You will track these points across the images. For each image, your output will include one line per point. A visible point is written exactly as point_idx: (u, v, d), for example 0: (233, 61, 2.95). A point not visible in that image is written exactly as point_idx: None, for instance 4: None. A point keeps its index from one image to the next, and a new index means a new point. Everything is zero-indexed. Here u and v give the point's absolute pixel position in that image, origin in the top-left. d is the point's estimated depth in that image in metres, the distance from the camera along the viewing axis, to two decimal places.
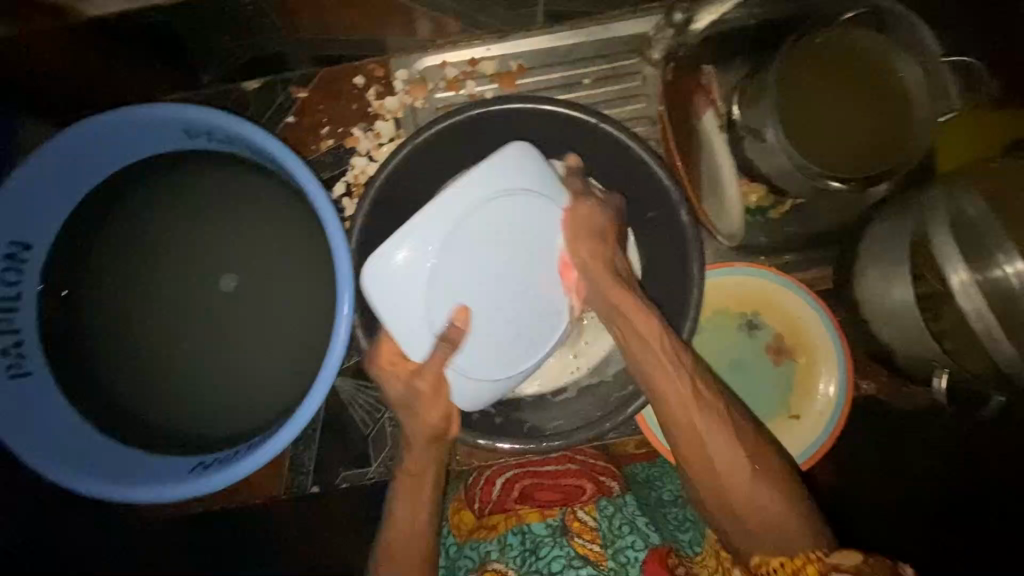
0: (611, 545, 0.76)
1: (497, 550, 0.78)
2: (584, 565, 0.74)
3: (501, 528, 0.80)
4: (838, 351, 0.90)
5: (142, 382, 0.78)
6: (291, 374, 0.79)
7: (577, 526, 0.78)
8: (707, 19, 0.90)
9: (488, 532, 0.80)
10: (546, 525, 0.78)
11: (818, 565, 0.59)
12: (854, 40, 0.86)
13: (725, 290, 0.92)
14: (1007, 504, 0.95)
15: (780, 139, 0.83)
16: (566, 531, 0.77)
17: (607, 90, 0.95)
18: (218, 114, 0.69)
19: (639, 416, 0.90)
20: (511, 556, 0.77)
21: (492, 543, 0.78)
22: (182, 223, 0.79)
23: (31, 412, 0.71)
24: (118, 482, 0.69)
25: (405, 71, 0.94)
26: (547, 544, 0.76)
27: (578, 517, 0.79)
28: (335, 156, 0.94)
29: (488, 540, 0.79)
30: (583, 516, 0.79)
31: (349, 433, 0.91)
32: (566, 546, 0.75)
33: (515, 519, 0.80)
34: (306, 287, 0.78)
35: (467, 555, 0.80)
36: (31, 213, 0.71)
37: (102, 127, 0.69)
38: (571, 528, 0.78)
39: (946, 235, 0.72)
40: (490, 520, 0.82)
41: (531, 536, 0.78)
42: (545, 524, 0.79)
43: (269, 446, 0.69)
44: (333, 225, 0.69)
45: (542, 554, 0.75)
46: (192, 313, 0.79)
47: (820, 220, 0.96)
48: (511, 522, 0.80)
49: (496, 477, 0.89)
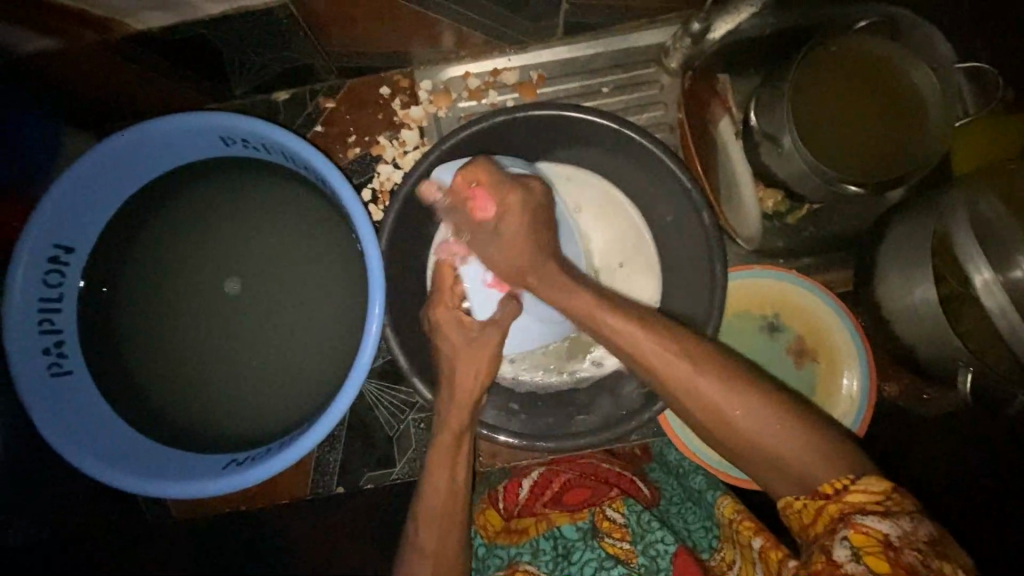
0: (641, 541, 0.75)
1: (529, 553, 0.78)
2: (615, 565, 0.74)
3: (532, 532, 0.80)
4: (860, 351, 0.91)
5: (175, 382, 0.80)
6: (319, 374, 0.80)
7: (606, 525, 0.78)
8: (723, 28, 0.88)
9: (519, 536, 0.80)
10: (577, 529, 0.78)
11: (840, 504, 0.54)
12: (867, 50, 0.88)
13: (748, 292, 0.93)
14: None
15: (797, 145, 0.84)
16: (597, 533, 0.78)
17: (625, 98, 0.98)
18: (255, 123, 0.72)
19: (662, 417, 0.88)
20: (543, 560, 0.77)
21: (524, 547, 0.79)
22: (218, 226, 0.81)
23: (71, 409, 0.73)
24: (154, 479, 0.71)
25: (429, 82, 0.97)
26: (579, 548, 0.77)
27: (607, 516, 0.79)
28: (361, 163, 0.97)
29: (520, 544, 0.79)
30: (612, 514, 0.80)
31: (373, 433, 0.93)
32: (597, 549, 0.76)
33: (545, 523, 0.81)
34: (336, 288, 0.81)
35: (496, 554, 0.80)
36: (76, 219, 0.74)
37: (144, 133, 0.72)
38: (600, 529, 0.78)
39: (967, 235, 0.71)
40: (519, 524, 0.83)
41: (562, 541, 0.78)
42: (575, 527, 0.79)
43: (303, 441, 0.70)
44: (366, 229, 0.71)
45: (574, 558, 0.76)
46: (224, 314, 0.81)
47: (835, 224, 0.98)
48: (542, 527, 0.80)
49: (521, 482, 0.89)
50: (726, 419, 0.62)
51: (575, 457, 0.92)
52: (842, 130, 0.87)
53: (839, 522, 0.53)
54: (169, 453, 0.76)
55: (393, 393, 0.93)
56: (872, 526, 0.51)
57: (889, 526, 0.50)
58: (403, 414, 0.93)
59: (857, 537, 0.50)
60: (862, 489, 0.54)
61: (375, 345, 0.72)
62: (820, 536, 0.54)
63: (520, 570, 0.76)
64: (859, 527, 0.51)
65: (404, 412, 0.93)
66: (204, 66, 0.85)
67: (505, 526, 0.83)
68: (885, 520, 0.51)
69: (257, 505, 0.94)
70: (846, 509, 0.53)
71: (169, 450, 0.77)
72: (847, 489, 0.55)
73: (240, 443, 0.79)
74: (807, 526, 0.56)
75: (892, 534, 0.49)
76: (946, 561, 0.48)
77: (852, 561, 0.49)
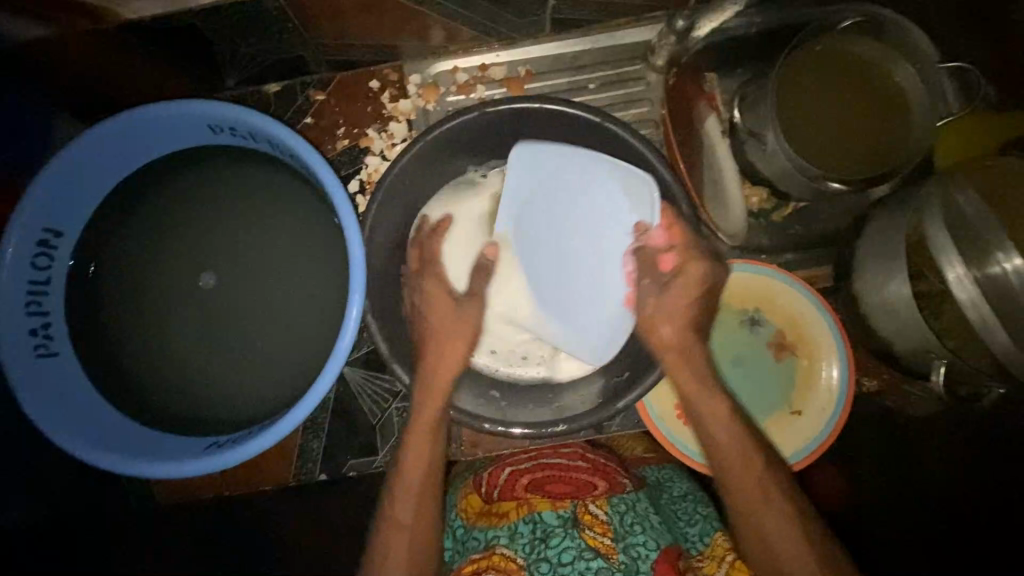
0: (623, 540, 0.77)
1: (506, 537, 0.78)
2: (596, 558, 0.74)
3: (512, 515, 0.80)
4: (840, 347, 0.92)
5: (160, 365, 0.82)
6: (302, 360, 0.81)
7: (588, 519, 0.79)
8: (707, 26, 0.92)
9: (499, 518, 0.80)
10: (558, 516, 0.78)
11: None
12: (852, 50, 0.89)
13: (731, 286, 0.94)
14: (996, 497, 0.96)
15: (779, 142, 0.85)
16: (577, 523, 0.78)
17: (612, 95, 0.99)
18: (242, 111, 0.73)
19: (640, 403, 0.92)
20: (520, 543, 0.77)
21: (502, 529, 0.79)
22: (205, 212, 0.83)
23: (55, 388, 0.74)
24: (134, 458, 0.72)
25: (418, 76, 0.99)
26: (558, 535, 0.76)
27: (589, 510, 0.80)
28: (350, 154, 0.98)
29: (499, 526, 0.79)
30: (595, 510, 0.80)
31: (356, 421, 0.94)
32: (577, 539, 0.76)
33: (525, 508, 0.80)
34: (320, 275, 0.82)
35: (474, 536, 0.80)
36: (66, 203, 0.75)
37: (133, 120, 0.73)
38: (582, 521, 0.78)
39: (939, 230, 0.73)
40: (500, 507, 0.83)
41: (542, 526, 0.77)
42: (557, 514, 0.79)
43: (281, 425, 0.71)
44: (347, 216, 0.72)
45: (553, 544, 0.75)
46: (209, 299, 0.82)
47: (818, 222, 0.99)
48: (522, 510, 0.80)
49: (504, 470, 0.89)
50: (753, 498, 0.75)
51: (559, 450, 0.93)
52: (826, 128, 0.88)
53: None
54: (151, 435, 0.77)
55: (376, 381, 0.94)
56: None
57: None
58: (385, 403, 0.94)
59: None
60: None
61: (355, 331, 0.73)
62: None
63: (497, 553, 0.76)
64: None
65: (386, 401, 0.94)
66: (196, 56, 0.86)
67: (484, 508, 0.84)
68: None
69: (242, 492, 0.95)
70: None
71: (152, 432, 0.78)
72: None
73: (222, 427, 0.80)
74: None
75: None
76: None
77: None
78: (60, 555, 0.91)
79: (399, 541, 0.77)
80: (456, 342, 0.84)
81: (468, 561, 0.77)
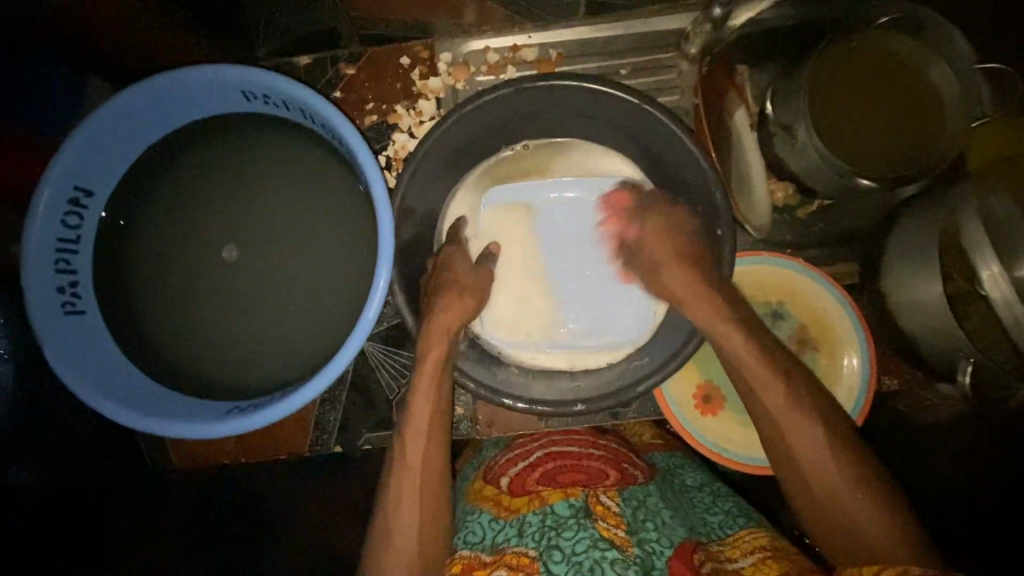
0: (636, 534, 0.74)
1: (516, 533, 0.75)
2: (610, 548, 0.71)
3: (522, 509, 0.78)
4: (862, 344, 0.91)
5: (184, 328, 0.82)
6: (325, 330, 0.82)
7: (600, 510, 0.77)
8: (746, 15, 0.94)
9: (509, 512, 0.78)
10: (569, 506, 0.76)
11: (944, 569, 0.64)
12: (888, 46, 0.88)
13: (752, 279, 0.94)
14: None
15: (812, 136, 0.84)
16: (589, 514, 0.75)
17: (643, 81, 0.98)
18: (277, 78, 0.73)
19: (658, 391, 0.92)
20: (530, 534, 0.74)
21: (512, 525, 0.76)
22: (233, 180, 0.83)
23: (83, 345, 0.75)
24: (157, 415, 0.73)
25: (449, 54, 0.98)
26: (571, 525, 0.74)
27: (600, 501, 0.78)
28: (378, 130, 0.98)
29: (508, 520, 0.77)
30: (607, 501, 0.78)
31: (374, 394, 0.95)
32: (590, 528, 0.73)
33: (537, 501, 0.79)
34: (345, 246, 0.82)
35: (479, 528, 0.78)
36: (100, 162, 0.76)
37: (171, 82, 0.73)
38: (594, 512, 0.76)
39: (976, 227, 0.72)
40: (511, 501, 0.80)
41: (553, 516, 0.75)
42: (568, 505, 0.77)
43: (305, 391, 0.71)
44: (378, 186, 0.72)
45: (565, 533, 0.73)
46: (233, 265, 0.82)
47: (844, 220, 0.98)
48: (534, 504, 0.78)
49: (515, 461, 0.88)
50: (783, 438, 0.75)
51: (574, 437, 0.93)
52: (856, 126, 0.87)
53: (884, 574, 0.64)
54: (174, 396, 0.77)
55: (396, 356, 0.95)
56: None
57: None
58: (403, 378, 0.95)
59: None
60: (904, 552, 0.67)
61: (382, 300, 0.73)
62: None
63: (508, 551, 0.72)
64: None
65: (404, 376, 0.95)
66: None
67: (494, 495, 0.82)
68: None
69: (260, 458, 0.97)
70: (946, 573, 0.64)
71: (174, 393, 0.78)
72: None
73: (244, 393, 0.81)
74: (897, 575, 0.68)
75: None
76: None
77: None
78: (63, 552, 0.89)
79: (410, 506, 0.75)
80: (463, 310, 0.81)
81: (476, 558, 0.74)
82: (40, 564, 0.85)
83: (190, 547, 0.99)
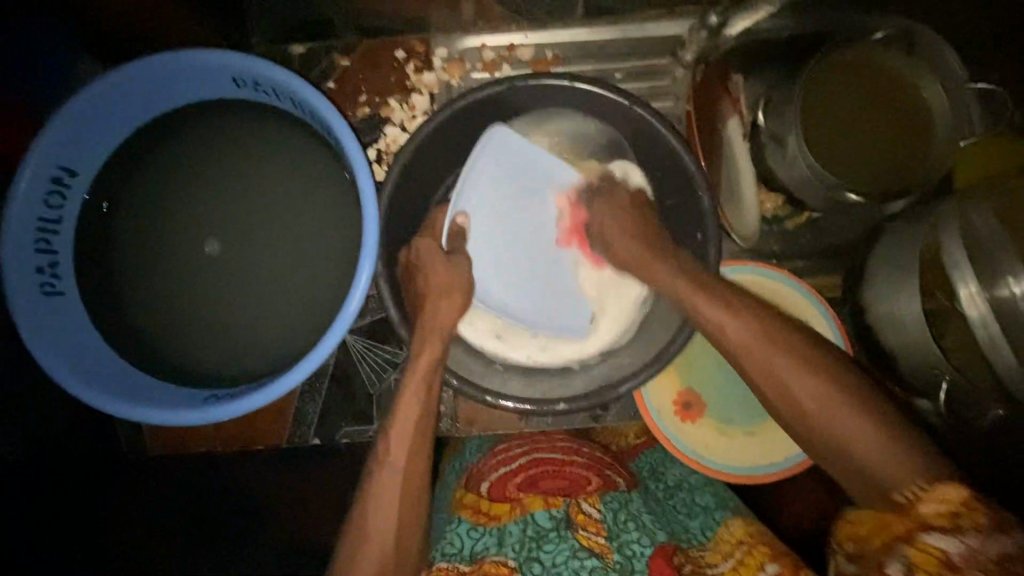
0: (616, 539, 0.76)
1: (496, 543, 0.76)
2: (589, 557, 0.73)
3: (503, 518, 0.78)
4: (842, 358, 0.92)
5: (165, 315, 0.81)
6: (306, 321, 0.81)
7: (581, 518, 0.78)
8: (741, 24, 0.93)
9: (489, 520, 0.78)
10: (551, 518, 0.77)
11: (909, 520, 0.59)
12: (883, 59, 0.88)
13: (738, 288, 0.94)
14: None
15: (801, 148, 0.84)
16: (570, 524, 0.77)
17: (638, 86, 0.99)
18: (267, 65, 0.73)
19: (636, 394, 0.93)
20: (510, 545, 0.75)
21: (492, 537, 0.76)
22: (220, 165, 0.82)
23: (60, 328, 0.74)
24: (129, 402, 0.72)
25: (444, 50, 0.98)
26: (552, 538, 0.75)
27: (581, 509, 0.79)
28: (370, 122, 0.98)
29: (488, 531, 0.77)
30: (588, 508, 0.80)
31: (355, 388, 0.95)
32: (571, 539, 0.75)
33: (518, 510, 0.79)
34: (330, 237, 0.82)
35: (455, 534, 0.78)
36: (84, 143, 0.75)
37: (158, 65, 0.73)
38: (575, 521, 0.77)
39: (959, 248, 0.72)
40: (492, 508, 0.80)
41: (534, 527, 0.77)
42: (549, 515, 0.78)
43: (280, 383, 0.70)
44: (364, 177, 0.72)
45: (547, 547, 0.74)
46: (215, 252, 0.82)
47: (832, 232, 0.99)
48: (515, 513, 0.79)
49: (497, 464, 0.87)
50: (810, 415, 0.67)
51: (558, 442, 0.92)
52: (847, 138, 0.87)
53: (902, 540, 0.59)
54: (150, 383, 0.77)
55: (378, 351, 0.95)
56: (936, 544, 0.56)
57: (952, 543, 0.56)
58: (385, 372, 0.95)
59: (919, 555, 0.57)
60: (936, 501, 0.59)
61: (364, 294, 0.72)
62: (880, 553, 0.60)
63: (489, 562, 0.73)
64: (924, 547, 0.57)
65: (386, 371, 0.95)
66: None
67: (473, 500, 0.81)
68: (948, 537, 0.56)
69: (237, 447, 0.98)
70: (912, 525, 0.59)
71: (152, 380, 0.77)
72: (922, 501, 0.59)
73: (223, 382, 0.80)
74: (868, 534, 0.62)
75: (955, 553, 0.55)
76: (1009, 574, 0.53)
77: None
78: (61, 553, 0.85)
79: (387, 498, 0.71)
80: (446, 307, 0.80)
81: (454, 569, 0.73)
82: (40, 564, 0.80)
83: (192, 546, 0.99)
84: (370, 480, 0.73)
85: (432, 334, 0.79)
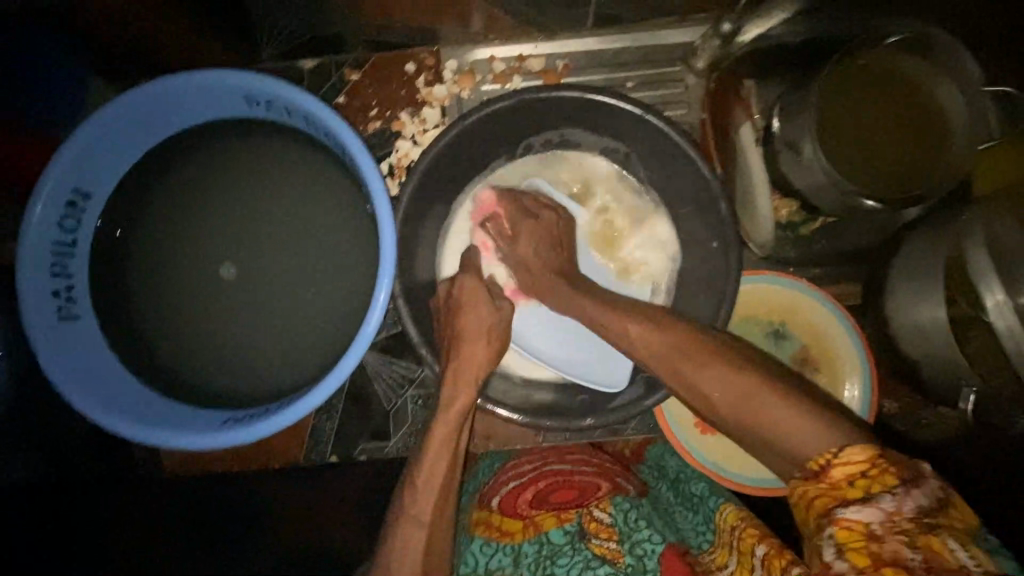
0: (628, 540, 0.75)
1: (511, 562, 0.75)
2: (602, 566, 0.73)
3: (517, 536, 0.77)
4: (863, 366, 0.91)
5: (181, 337, 0.81)
6: (325, 340, 0.81)
7: (594, 526, 0.77)
8: (752, 32, 0.91)
9: (502, 537, 0.77)
10: (564, 533, 0.77)
11: (827, 495, 0.55)
12: (896, 64, 0.86)
13: (755, 297, 0.94)
14: None
15: (818, 155, 0.84)
16: (584, 535, 0.76)
17: (650, 95, 0.98)
18: (281, 84, 0.72)
19: (657, 408, 0.92)
20: (526, 564, 0.75)
21: (505, 555, 0.76)
22: (234, 184, 0.82)
23: (77, 352, 0.74)
24: (150, 425, 0.72)
25: (454, 62, 0.97)
26: (566, 553, 0.75)
27: (594, 517, 0.78)
28: (381, 137, 0.97)
29: (502, 550, 0.76)
30: (600, 515, 0.79)
31: (372, 406, 0.95)
32: (584, 551, 0.75)
33: (531, 528, 0.78)
34: (345, 255, 0.81)
35: (472, 555, 0.77)
36: (98, 167, 0.75)
37: (171, 87, 0.72)
38: (588, 531, 0.77)
39: (985, 257, 0.71)
40: (505, 524, 0.79)
41: (549, 544, 0.76)
42: (562, 531, 0.77)
43: (302, 403, 0.70)
44: (381, 194, 0.71)
45: (560, 561, 0.74)
46: (231, 273, 0.81)
47: (848, 238, 0.98)
48: (528, 531, 0.78)
49: (508, 475, 0.86)
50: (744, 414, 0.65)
51: (568, 455, 0.91)
52: (863, 144, 0.86)
53: (825, 517, 0.54)
54: (168, 405, 0.76)
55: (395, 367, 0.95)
56: (851, 517, 0.52)
57: (870, 513, 0.52)
58: (402, 389, 0.95)
59: (840, 532, 0.52)
60: (847, 464, 0.56)
61: (383, 312, 0.72)
62: (814, 535, 0.55)
63: None
64: (842, 522, 0.52)
65: (403, 387, 0.95)
66: None
67: (487, 517, 0.80)
68: (864, 508, 0.52)
69: (252, 468, 0.97)
70: (829, 501, 0.55)
71: (169, 402, 0.77)
72: (832, 465, 0.56)
73: (241, 402, 0.80)
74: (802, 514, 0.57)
75: (874, 523, 0.51)
76: (935, 539, 0.50)
77: (838, 561, 0.51)
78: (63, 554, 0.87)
79: (410, 518, 0.70)
80: (464, 324, 0.80)
81: None
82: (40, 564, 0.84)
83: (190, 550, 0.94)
84: (394, 499, 0.73)
85: (451, 352, 0.79)
